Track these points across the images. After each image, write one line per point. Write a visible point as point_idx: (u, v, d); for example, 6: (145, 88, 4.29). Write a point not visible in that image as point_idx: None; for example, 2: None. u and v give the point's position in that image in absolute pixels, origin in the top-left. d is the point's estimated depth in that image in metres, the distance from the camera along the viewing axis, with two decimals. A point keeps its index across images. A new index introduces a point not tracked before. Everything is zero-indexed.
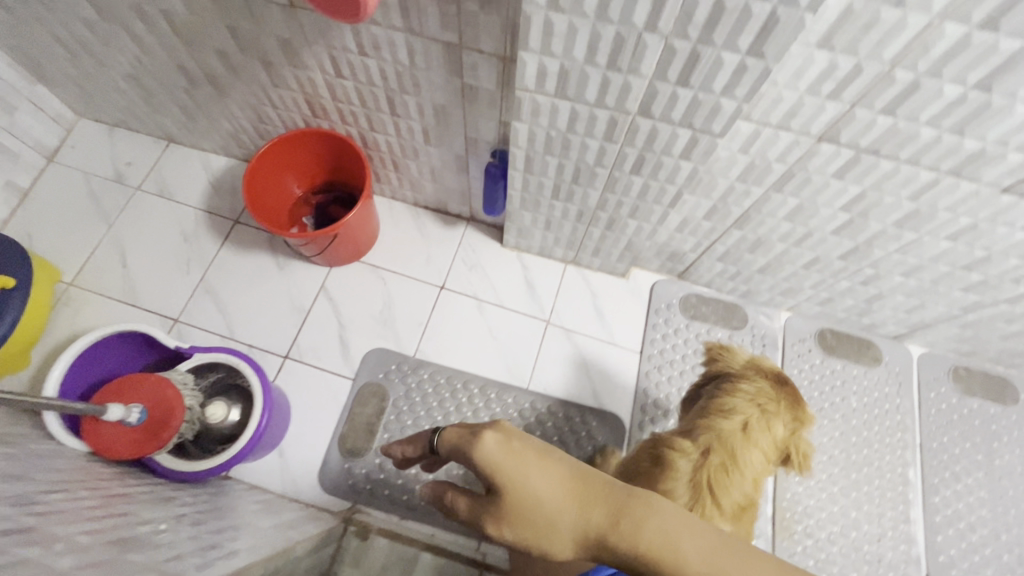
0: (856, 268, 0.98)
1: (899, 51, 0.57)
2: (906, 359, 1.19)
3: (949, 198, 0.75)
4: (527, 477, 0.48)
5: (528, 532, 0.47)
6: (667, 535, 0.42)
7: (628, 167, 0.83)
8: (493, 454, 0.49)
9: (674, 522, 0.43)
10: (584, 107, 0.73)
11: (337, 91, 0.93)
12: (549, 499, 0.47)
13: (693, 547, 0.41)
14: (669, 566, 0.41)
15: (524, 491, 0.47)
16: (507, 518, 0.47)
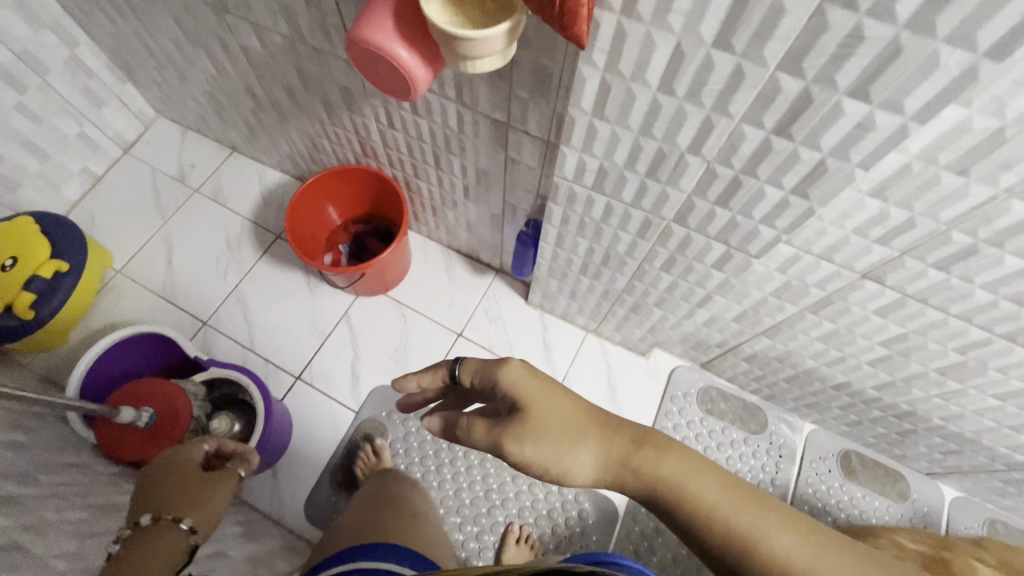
0: (891, 401, 0.91)
1: (957, 215, 0.53)
2: (938, 502, 1.09)
3: (1000, 360, 0.69)
4: (553, 403, 0.58)
5: (555, 453, 0.57)
6: (683, 466, 0.54)
7: (658, 265, 0.81)
8: (525, 382, 0.59)
9: (683, 457, 0.55)
10: (619, 204, 0.72)
11: (388, 139, 0.96)
12: (573, 425, 0.58)
13: (704, 477, 0.53)
14: (683, 488, 0.53)
15: (548, 413, 0.58)
16: (532, 435, 0.57)
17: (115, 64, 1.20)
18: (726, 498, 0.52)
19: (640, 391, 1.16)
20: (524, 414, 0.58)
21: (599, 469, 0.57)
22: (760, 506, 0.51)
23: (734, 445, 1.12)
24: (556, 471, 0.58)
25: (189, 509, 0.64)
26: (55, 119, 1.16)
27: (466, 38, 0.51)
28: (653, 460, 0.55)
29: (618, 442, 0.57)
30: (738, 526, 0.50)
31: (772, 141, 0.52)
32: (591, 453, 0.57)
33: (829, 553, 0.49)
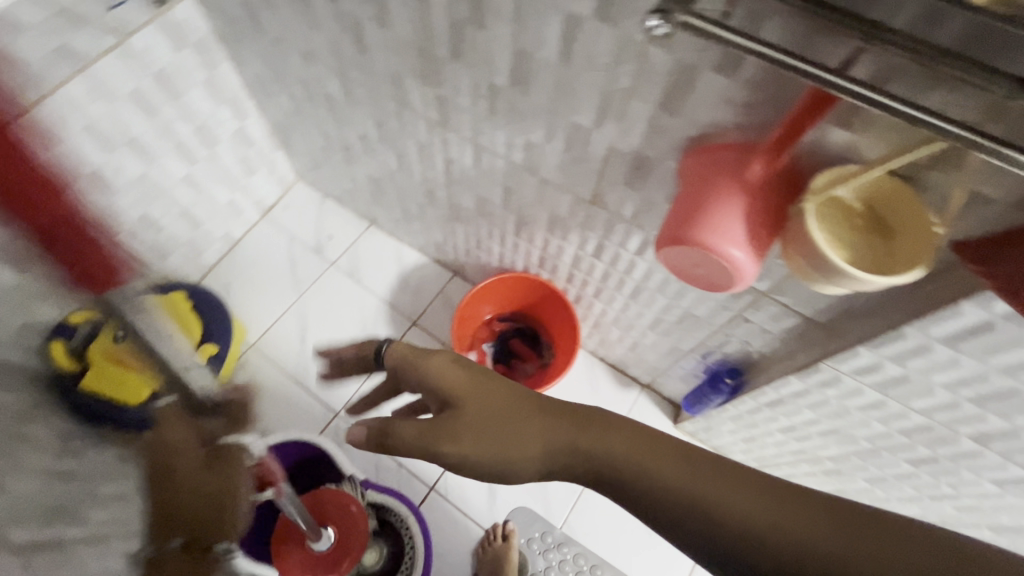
0: None
1: None
2: None
3: None
4: (483, 390, 0.52)
5: (492, 442, 0.50)
6: (629, 446, 0.48)
7: (906, 456, 0.72)
8: (448, 372, 0.54)
9: (636, 434, 0.48)
10: (897, 405, 0.64)
11: (582, 263, 0.89)
12: (509, 410, 0.51)
13: (651, 454, 0.46)
14: (634, 472, 0.46)
15: (478, 404, 0.51)
16: (467, 428, 0.50)
17: (274, 135, 1.17)
18: (694, 473, 0.44)
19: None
20: (455, 404, 0.52)
21: (549, 462, 0.50)
22: (737, 480, 0.43)
23: None
24: (509, 470, 0.50)
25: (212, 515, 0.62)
26: (212, 189, 1.13)
27: (851, 275, 0.43)
28: (601, 440, 0.48)
29: (565, 429, 0.50)
30: (724, 509, 0.42)
31: None
32: (540, 442, 0.50)
33: (864, 524, 0.39)
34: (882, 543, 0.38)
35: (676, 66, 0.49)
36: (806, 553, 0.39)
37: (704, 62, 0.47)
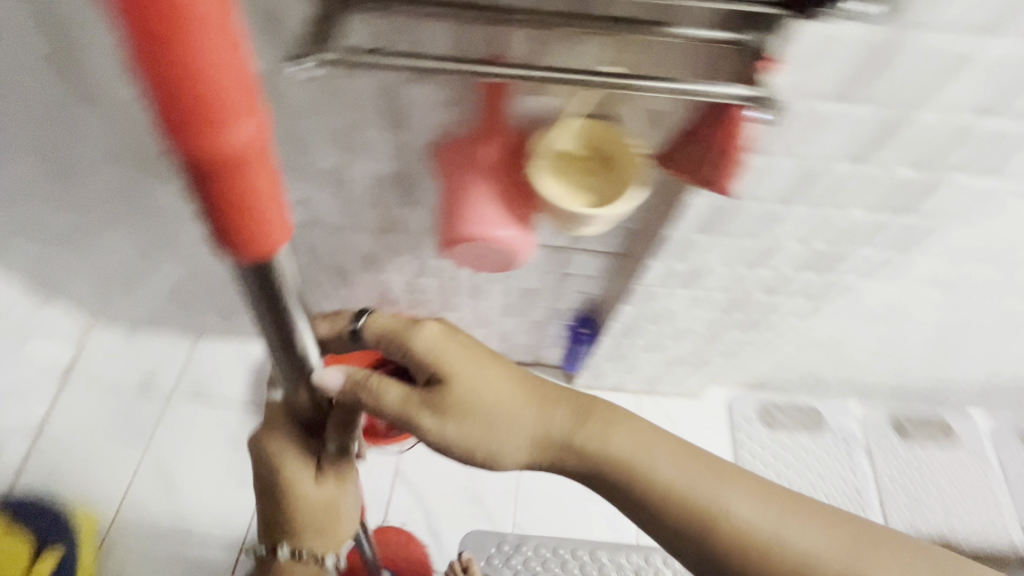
0: (934, 361, 1.01)
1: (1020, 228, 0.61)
2: (978, 431, 1.22)
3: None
4: (479, 373, 0.53)
5: (480, 432, 0.53)
6: (627, 441, 0.53)
7: (733, 326, 0.84)
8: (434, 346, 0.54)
9: (631, 429, 0.54)
10: (703, 291, 0.73)
11: (414, 286, 0.89)
12: (507, 403, 0.54)
13: (647, 448, 0.52)
14: (628, 463, 0.52)
15: (479, 385, 0.53)
16: (455, 413, 0.52)
17: (32, 291, 1.00)
18: (685, 469, 0.51)
19: (711, 433, 1.17)
20: (445, 378, 0.53)
21: (540, 455, 0.54)
22: (713, 471, 0.52)
23: (806, 450, 1.17)
24: (490, 455, 0.54)
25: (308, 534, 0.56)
26: None
27: (578, 212, 0.49)
28: (600, 434, 0.53)
29: (568, 423, 0.54)
30: (699, 501, 0.50)
31: (874, 216, 0.56)
32: (535, 435, 0.54)
33: (796, 515, 0.50)
34: (804, 526, 0.50)
35: (379, 88, 0.51)
36: (774, 544, 0.49)
37: (399, 79, 0.50)
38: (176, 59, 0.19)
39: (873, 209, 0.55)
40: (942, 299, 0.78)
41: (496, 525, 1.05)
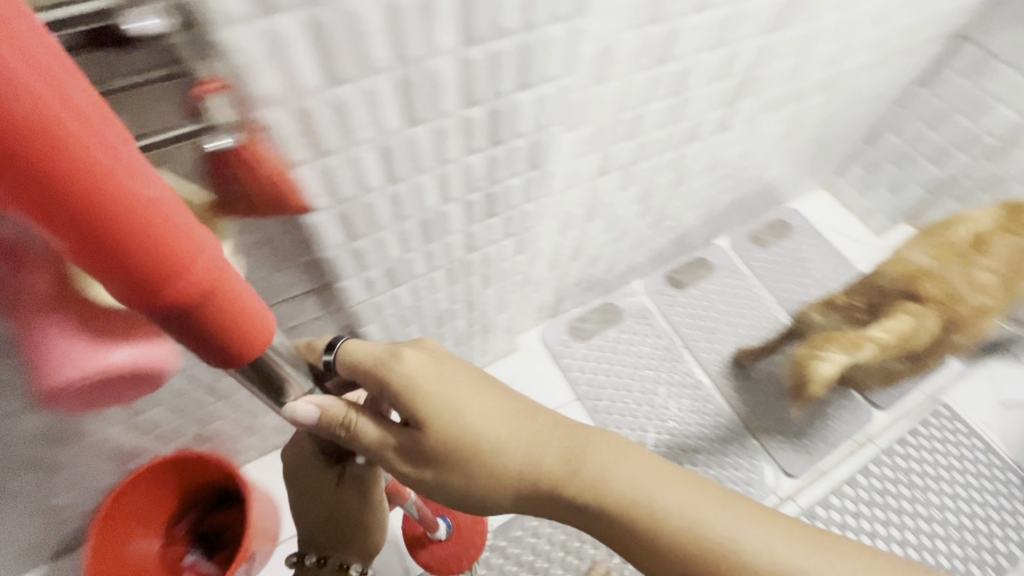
0: (665, 225, 1.19)
1: (616, 105, 0.70)
2: (725, 253, 1.47)
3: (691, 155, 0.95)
4: (466, 407, 0.56)
5: (469, 469, 0.56)
6: (618, 467, 0.56)
7: (484, 286, 0.87)
8: (419, 382, 0.55)
9: (628, 458, 0.56)
10: (418, 278, 0.74)
11: (150, 421, 0.78)
12: (495, 432, 0.57)
13: (637, 473, 0.55)
14: (619, 488, 0.55)
15: (463, 418, 0.56)
16: (444, 450, 0.56)
17: None
18: (679, 497, 0.54)
19: (545, 372, 1.24)
20: (421, 421, 0.55)
21: (523, 481, 0.57)
22: (694, 489, 0.55)
23: (619, 340, 1.31)
24: (477, 484, 0.57)
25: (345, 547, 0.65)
26: None
27: None
28: (599, 463, 0.56)
29: (554, 452, 0.57)
30: (679, 520, 0.53)
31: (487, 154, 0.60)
32: (519, 467, 0.57)
33: (777, 540, 0.52)
34: (785, 550, 0.52)
35: None
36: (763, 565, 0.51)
37: None
38: (76, 190, 0.24)
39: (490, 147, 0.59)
40: (618, 183, 0.89)
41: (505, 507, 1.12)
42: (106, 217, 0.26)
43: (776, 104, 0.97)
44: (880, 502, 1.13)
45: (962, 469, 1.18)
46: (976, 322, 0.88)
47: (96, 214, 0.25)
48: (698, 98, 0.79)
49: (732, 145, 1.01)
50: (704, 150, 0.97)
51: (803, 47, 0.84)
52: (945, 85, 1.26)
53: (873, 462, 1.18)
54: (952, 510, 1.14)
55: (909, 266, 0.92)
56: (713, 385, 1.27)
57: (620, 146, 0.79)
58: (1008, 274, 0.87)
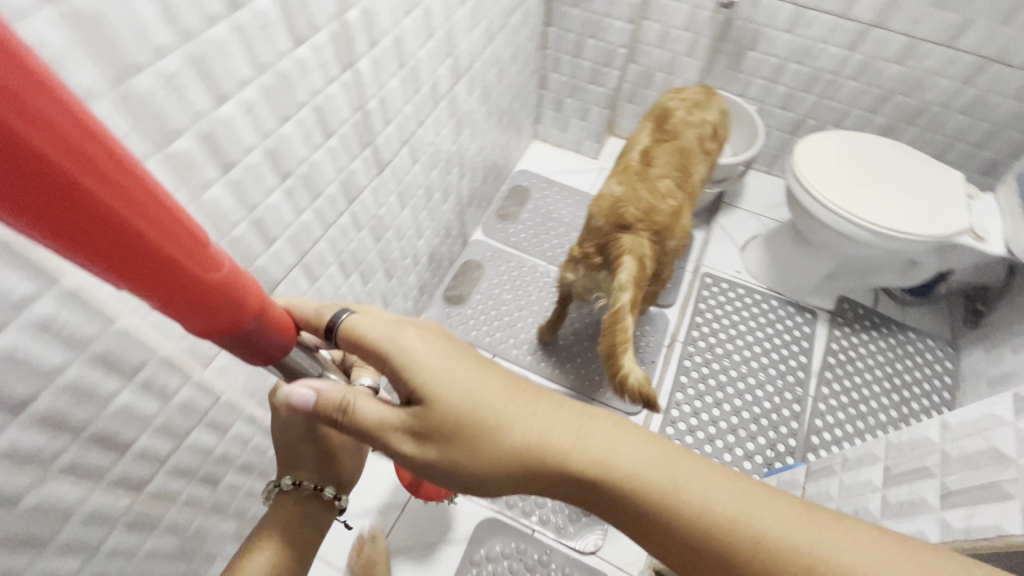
0: (406, 265, 1.10)
1: (211, 232, 0.55)
2: (482, 244, 1.46)
3: (369, 203, 0.85)
4: (457, 380, 0.49)
5: (461, 451, 0.49)
6: (619, 444, 0.49)
7: (228, 467, 0.69)
8: (413, 354, 0.49)
9: (636, 436, 0.50)
10: (88, 566, 0.52)
11: None
12: (481, 413, 0.49)
13: (634, 456, 0.48)
14: (614, 469, 0.48)
15: (453, 386, 0.49)
16: (433, 432, 0.49)
17: None
18: (688, 475, 0.47)
19: (387, 465, 1.09)
20: (423, 401, 0.49)
21: (509, 465, 0.49)
22: (704, 474, 0.48)
23: None
24: (448, 471, 0.50)
25: (321, 476, 0.60)
26: None
27: None
28: (603, 440, 0.49)
29: (558, 431, 0.49)
30: (685, 500, 0.46)
31: (28, 411, 0.41)
32: (513, 445, 0.49)
33: (768, 500, 0.46)
34: (802, 529, 0.45)
35: None
36: (758, 542, 0.44)
37: None
38: (143, 234, 0.25)
39: (48, 379, 0.41)
40: (306, 280, 0.75)
41: (465, 538, 1.04)
42: (155, 245, 0.26)
43: (423, 115, 0.91)
44: (705, 386, 1.24)
45: (743, 316, 1.34)
46: (676, 223, 0.90)
47: (177, 275, 0.28)
48: (322, 161, 0.68)
49: (409, 168, 0.94)
50: (382, 192, 0.88)
51: (403, 59, 0.77)
52: (566, 19, 1.35)
53: (684, 356, 1.28)
54: (753, 355, 1.29)
55: (607, 198, 0.92)
56: (532, 371, 1.26)
57: (270, 253, 0.65)
58: (678, 176, 0.94)
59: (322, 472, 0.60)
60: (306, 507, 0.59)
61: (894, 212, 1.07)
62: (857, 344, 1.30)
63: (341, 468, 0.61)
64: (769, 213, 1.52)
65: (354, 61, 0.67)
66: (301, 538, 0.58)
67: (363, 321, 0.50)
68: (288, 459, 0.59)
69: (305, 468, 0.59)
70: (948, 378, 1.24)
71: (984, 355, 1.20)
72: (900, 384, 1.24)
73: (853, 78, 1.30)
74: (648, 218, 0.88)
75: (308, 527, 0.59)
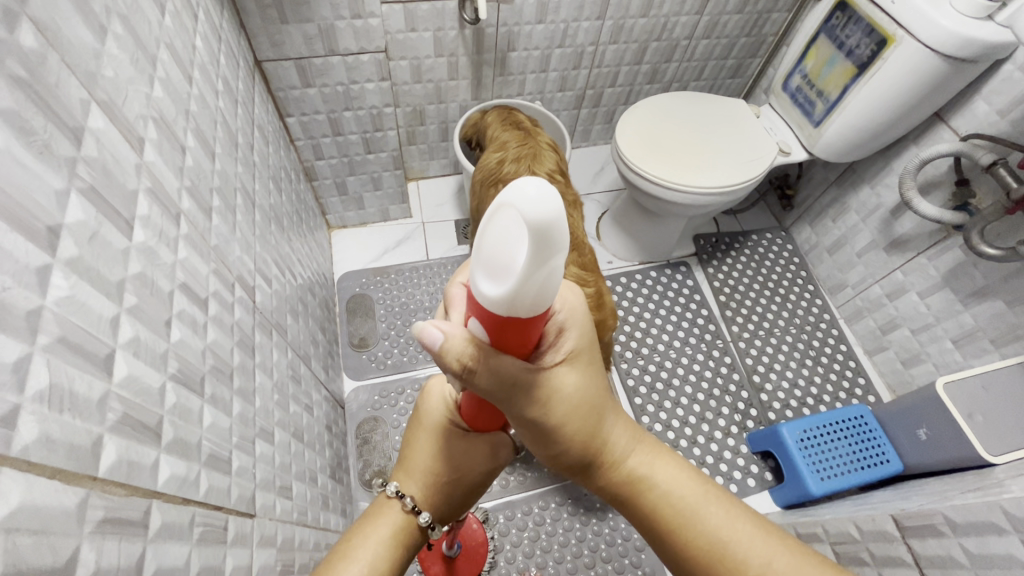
0: (323, 523, 0.81)
1: None
2: (362, 391, 1.17)
3: (267, 548, 0.56)
4: (577, 374, 0.46)
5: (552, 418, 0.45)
6: (670, 474, 0.50)
7: None
8: (563, 324, 0.45)
9: (691, 476, 0.51)
10: None
11: None
12: (588, 400, 0.46)
13: (682, 485, 0.50)
14: (662, 488, 0.49)
15: (587, 374, 0.46)
16: (529, 396, 0.43)
17: None
18: (731, 516, 0.47)
19: None
20: (565, 367, 0.45)
21: (569, 436, 0.47)
22: (728, 507, 0.48)
23: None
24: (523, 423, 0.46)
25: (430, 491, 0.53)
26: None
27: None
28: (663, 468, 0.50)
29: (631, 441, 0.51)
30: (706, 523, 0.47)
31: None
32: (600, 424, 0.48)
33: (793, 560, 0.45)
34: None
35: None
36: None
37: None
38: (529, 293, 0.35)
39: None
40: None
41: None
42: None
43: (250, 384, 0.60)
44: (658, 392, 1.21)
45: (642, 302, 1.33)
46: (604, 310, 0.83)
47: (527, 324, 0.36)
48: None
49: (273, 446, 0.65)
50: (268, 520, 0.58)
51: (199, 377, 0.47)
52: (303, 103, 1.04)
53: (625, 376, 1.22)
54: (671, 334, 1.29)
55: None
56: (509, 494, 1.11)
57: None
58: (576, 256, 0.84)
59: (434, 496, 0.54)
60: (405, 519, 0.52)
61: (733, 162, 1.10)
62: (729, 270, 1.40)
63: (452, 495, 0.55)
64: (595, 188, 1.51)
65: (151, 491, 0.36)
66: (395, 555, 0.50)
67: (564, 286, 0.47)
68: (406, 470, 0.54)
69: (415, 481, 0.53)
70: (796, 259, 1.42)
71: (811, 230, 1.39)
72: (774, 286, 1.38)
73: (611, 43, 1.27)
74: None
75: (401, 538, 0.51)
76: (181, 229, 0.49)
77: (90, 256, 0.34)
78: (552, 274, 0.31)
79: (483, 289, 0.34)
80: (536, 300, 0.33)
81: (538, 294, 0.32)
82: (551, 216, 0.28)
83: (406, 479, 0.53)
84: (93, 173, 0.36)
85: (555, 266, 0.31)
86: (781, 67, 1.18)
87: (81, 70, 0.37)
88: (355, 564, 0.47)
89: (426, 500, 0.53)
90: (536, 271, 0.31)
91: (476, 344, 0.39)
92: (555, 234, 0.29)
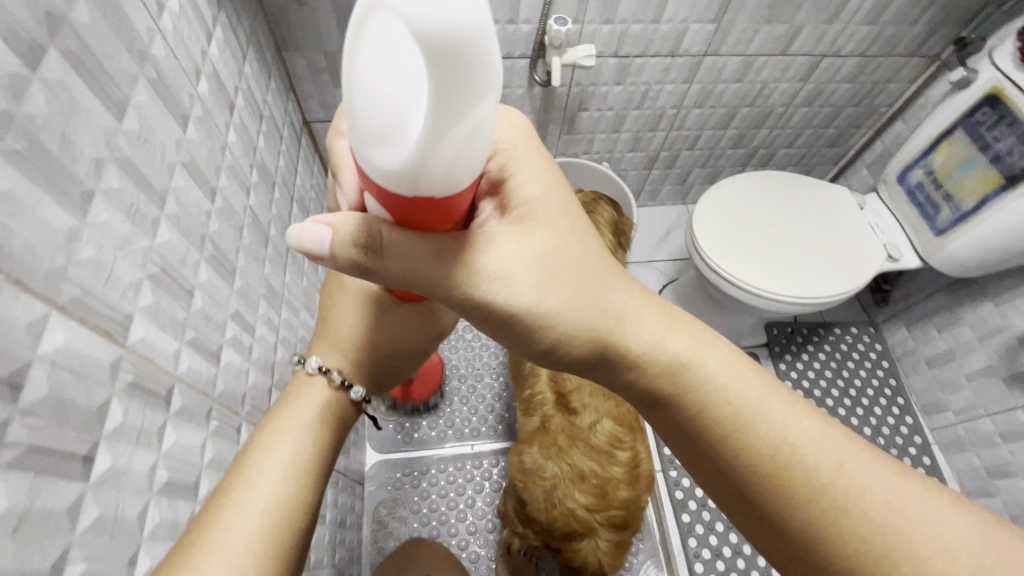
0: None
1: None
2: (383, 468, 1.09)
3: None
4: (554, 230, 0.38)
5: (538, 285, 0.37)
6: (702, 366, 0.43)
7: None
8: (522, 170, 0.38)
9: (735, 365, 0.44)
10: None
11: None
12: (574, 258, 0.39)
13: (716, 369, 0.43)
14: (694, 381, 0.42)
15: (571, 229, 0.39)
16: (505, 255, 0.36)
17: None
18: (791, 416, 0.42)
19: None
20: (532, 222, 0.37)
21: (572, 324, 0.39)
22: (790, 404, 0.43)
23: None
24: (495, 318, 0.38)
25: (362, 363, 0.47)
26: None
27: None
28: (700, 358, 0.43)
29: (648, 322, 0.42)
30: (762, 425, 0.42)
31: None
32: (604, 302, 0.40)
33: (868, 457, 0.42)
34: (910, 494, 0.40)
35: None
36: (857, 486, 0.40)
37: None
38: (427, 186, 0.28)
39: None
40: None
41: None
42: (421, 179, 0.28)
43: None
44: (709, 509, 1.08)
45: None
46: (640, 483, 0.68)
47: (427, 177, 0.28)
48: None
49: None
50: None
51: None
52: None
53: (673, 487, 1.10)
54: None
55: (539, 484, 0.67)
56: None
57: None
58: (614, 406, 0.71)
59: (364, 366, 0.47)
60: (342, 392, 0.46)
61: (826, 270, 0.93)
62: (805, 368, 1.23)
63: (386, 368, 0.49)
64: (658, 255, 1.37)
65: None
66: (325, 436, 0.44)
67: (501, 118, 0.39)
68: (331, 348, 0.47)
69: (339, 353, 0.46)
70: (885, 363, 1.24)
71: (908, 334, 1.20)
72: (856, 393, 1.20)
73: (695, 106, 1.13)
74: (604, 503, 0.65)
75: (330, 422, 0.45)
76: (172, 407, 0.40)
77: (12, 557, 0.25)
78: (480, 124, 0.25)
79: (384, 151, 0.27)
80: (456, 163, 0.26)
81: (453, 164, 0.26)
82: (449, 33, 0.21)
83: (329, 352, 0.46)
84: (37, 427, 0.27)
85: (475, 113, 0.25)
86: (899, 154, 1.00)
87: (41, 278, 0.29)
88: (274, 454, 0.39)
89: (356, 372, 0.47)
90: (445, 129, 0.25)
91: (373, 223, 0.33)
92: (469, 70, 0.23)
